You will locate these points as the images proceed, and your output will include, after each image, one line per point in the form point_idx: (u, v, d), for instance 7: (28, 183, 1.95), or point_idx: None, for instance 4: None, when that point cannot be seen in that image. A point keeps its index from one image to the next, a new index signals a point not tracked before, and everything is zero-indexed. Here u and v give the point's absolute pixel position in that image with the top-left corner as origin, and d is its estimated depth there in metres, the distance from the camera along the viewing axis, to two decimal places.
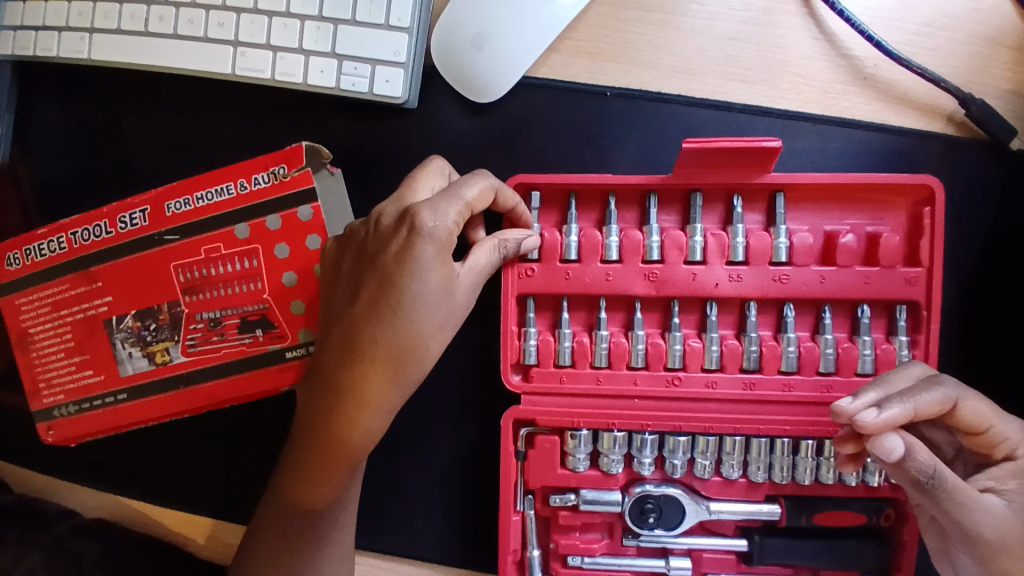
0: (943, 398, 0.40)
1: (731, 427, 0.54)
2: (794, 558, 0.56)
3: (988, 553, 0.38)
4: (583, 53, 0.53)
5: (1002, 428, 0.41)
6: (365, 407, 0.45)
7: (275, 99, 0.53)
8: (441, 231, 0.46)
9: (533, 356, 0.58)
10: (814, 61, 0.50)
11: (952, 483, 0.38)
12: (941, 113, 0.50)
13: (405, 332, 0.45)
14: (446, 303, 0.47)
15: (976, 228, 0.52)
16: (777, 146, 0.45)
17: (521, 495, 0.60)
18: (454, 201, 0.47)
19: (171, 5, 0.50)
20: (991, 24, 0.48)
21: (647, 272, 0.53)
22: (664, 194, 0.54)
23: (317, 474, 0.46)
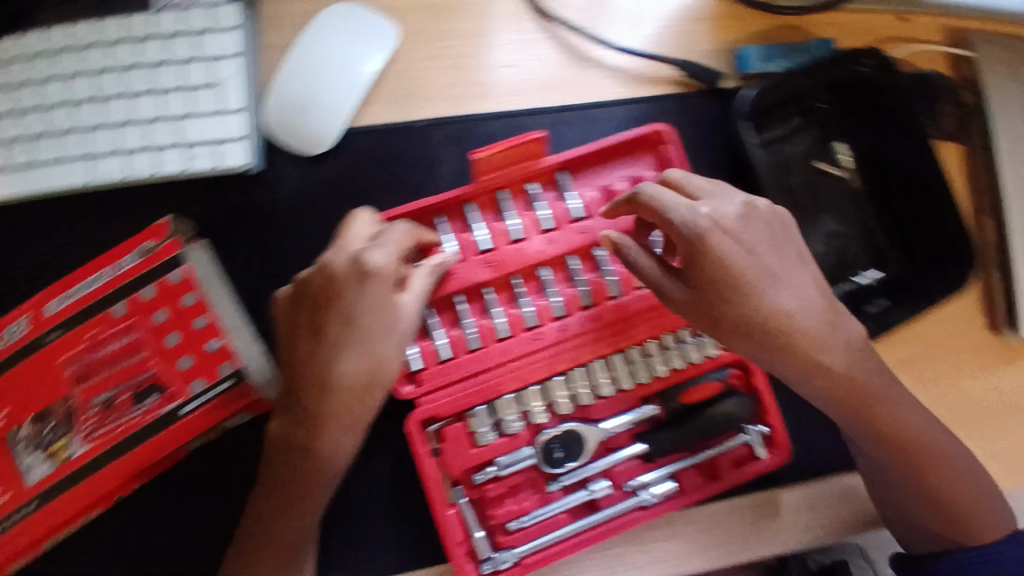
0: (632, 200, 0.57)
1: (591, 351, 0.64)
2: (682, 441, 0.64)
3: (700, 311, 0.56)
4: (391, 101, 0.68)
5: (681, 225, 0.55)
6: (343, 431, 0.52)
7: (150, 196, 0.65)
8: (388, 272, 0.51)
9: (418, 361, 0.62)
10: (565, 67, 0.71)
11: (639, 263, 0.58)
12: (668, 78, 0.72)
13: (368, 362, 0.51)
14: (401, 330, 0.52)
15: (721, 150, 0.72)
16: (539, 135, 0.62)
17: (450, 487, 0.61)
18: (390, 244, 0.52)
19: (24, 140, 0.62)
20: (675, 16, 0.72)
21: (485, 261, 0.64)
22: (478, 200, 0.66)
23: (298, 499, 0.52)
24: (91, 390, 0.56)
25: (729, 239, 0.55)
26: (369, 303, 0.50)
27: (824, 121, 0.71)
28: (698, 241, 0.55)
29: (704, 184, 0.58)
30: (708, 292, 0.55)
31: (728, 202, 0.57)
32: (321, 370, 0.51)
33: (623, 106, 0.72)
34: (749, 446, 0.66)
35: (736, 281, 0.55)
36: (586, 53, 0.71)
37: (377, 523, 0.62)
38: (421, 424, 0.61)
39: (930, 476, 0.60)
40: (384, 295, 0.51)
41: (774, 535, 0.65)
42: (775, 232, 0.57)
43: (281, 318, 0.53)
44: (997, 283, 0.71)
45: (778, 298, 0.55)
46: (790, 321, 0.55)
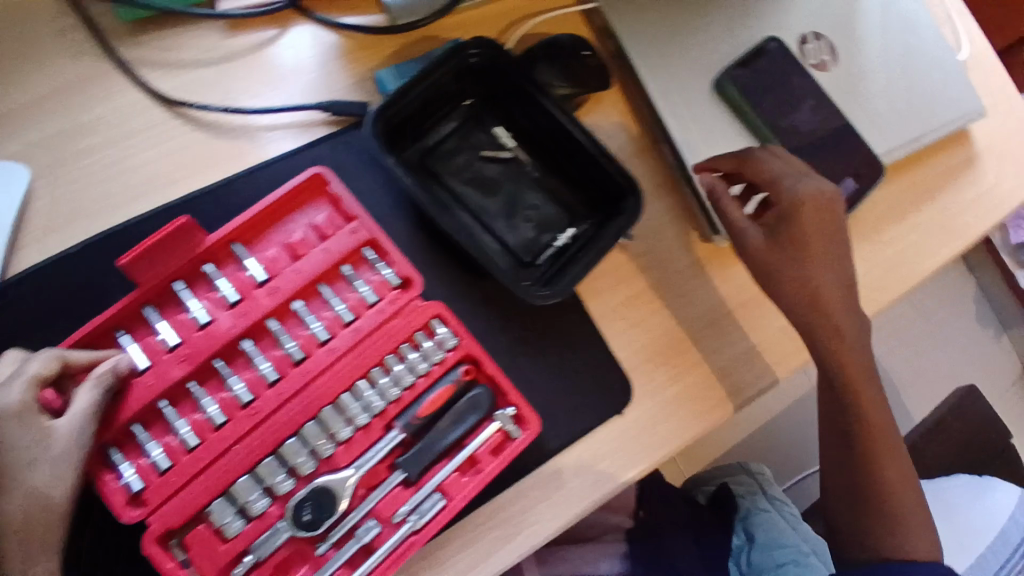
0: (733, 159, 0.75)
1: (311, 404, 0.64)
2: (433, 452, 0.66)
3: (744, 251, 0.75)
4: (45, 235, 0.67)
5: (790, 182, 0.74)
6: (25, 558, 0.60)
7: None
8: (12, 407, 0.59)
9: (139, 481, 0.63)
10: (215, 144, 0.72)
11: (721, 199, 0.75)
12: (321, 121, 0.74)
13: (24, 493, 0.59)
14: (49, 454, 0.58)
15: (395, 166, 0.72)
16: (181, 222, 0.64)
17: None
18: (20, 380, 0.59)
19: None
20: (309, 61, 0.75)
21: (176, 358, 0.64)
22: (159, 300, 0.67)
23: None
24: None
25: (778, 166, 0.74)
26: (6, 441, 0.59)
27: (477, 115, 0.76)
28: (794, 204, 0.74)
29: (782, 164, 0.75)
30: (783, 242, 0.75)
31: (795, 176, 0.74)
32: None
33: (286, 160, 0.72)
34: (503, 432, 0.68)
35: (807, 251, 0.75)
36: (230, 123, 0.72)
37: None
38: (161, 540, 0.62)
39: (885, 469, 0.81)
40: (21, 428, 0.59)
41: (551, 504, 0.71)
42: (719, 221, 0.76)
43: None
44: (688, 197, 0.80)
45: (820, 267, 0.75)
46: (787, 270, 0.75)
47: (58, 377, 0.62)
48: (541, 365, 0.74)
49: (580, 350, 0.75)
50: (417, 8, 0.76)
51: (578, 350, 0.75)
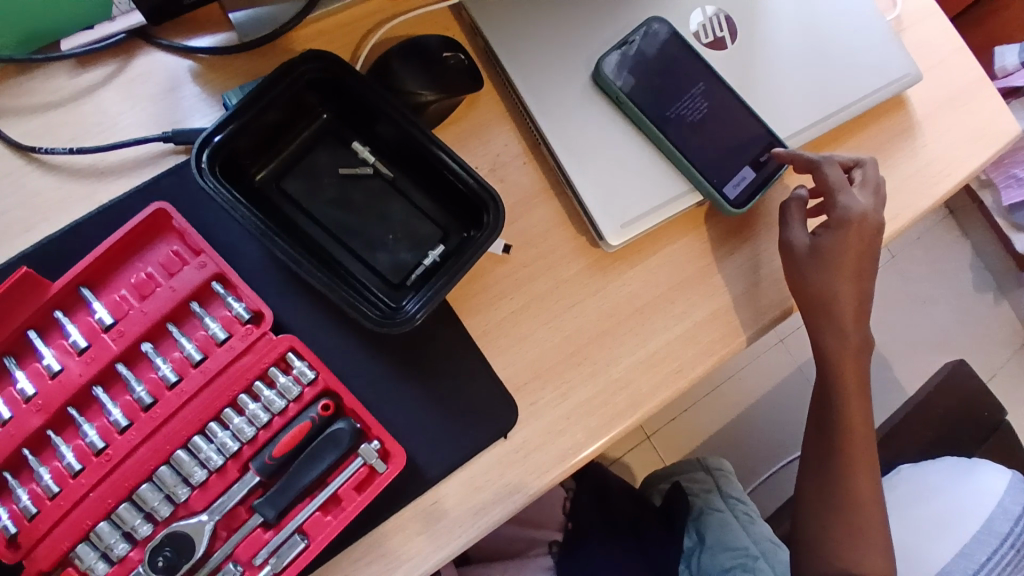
0: (811, 163, 0.76)
1: (165, 448, 0.63)
2: (291, 493, 0.62)
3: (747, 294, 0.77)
4: None
5: (845, 200, 0.75)
6: None
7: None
8: None
9: (11, 526, 0.61)
10: (66, 185, 0.71)
11: (809, 161, 0.76)
12: (170, 151, 0.73)
13: None
14: None
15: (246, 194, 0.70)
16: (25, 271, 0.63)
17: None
18: None
19: None
20: (154, 91, 0.74)
21: (30, 408, 0.63)
22: (15, 348, 0.65)
23: None
24: None
25: (835, 180, 0.76)
26: None
27: (334, 131, 0.73)
28: (851, 215, 0.75)
29: (840, 178, 0.76)
30: (828, 248, 0.75)
31: (867, 194, 0.76)
32: None
33: (143, 191, 0.71)
34: (369, 467, 0.64)
35: (857, 237, 0.75)
36: (78, 163, 0.72)
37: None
38: None
39: (860, 474, 0.79)
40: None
41: (430, 536, 0.67)
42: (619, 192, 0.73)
43: None
44: (565, 197, 0.76)
45: (847, 282, 0.75)
46: (831, 246, 0.75)
47: None
48: (418, 392, 0.69)
49: (459, 370, 0.70)
50: (263, 23, 0.75)
51: (457, 370, 0.70)
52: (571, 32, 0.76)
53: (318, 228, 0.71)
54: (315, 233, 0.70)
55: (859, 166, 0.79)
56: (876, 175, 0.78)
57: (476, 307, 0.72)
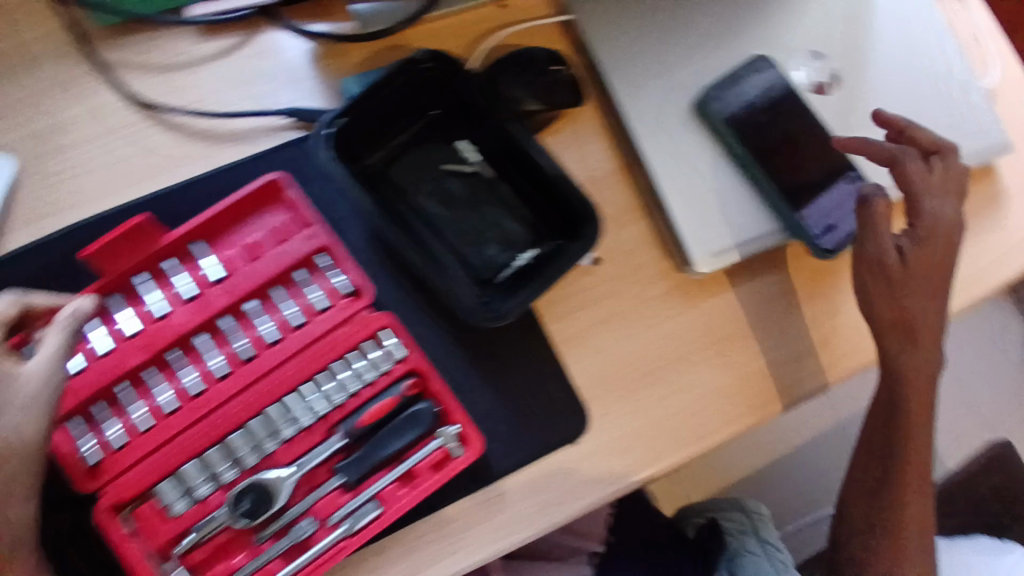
0: (889, 151, 0.75)
1: (257, 401, 0.66)
2: (372, 459, 0.66)
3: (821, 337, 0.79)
4: (33, 219, 0.72)
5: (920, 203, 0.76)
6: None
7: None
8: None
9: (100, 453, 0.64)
10: (186, 144, 0.74)
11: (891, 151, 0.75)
12: (287, 126, 0.76)
13: None
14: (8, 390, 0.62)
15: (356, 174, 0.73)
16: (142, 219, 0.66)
17: (155, 566, 0.64)
18: None
19: None
20: (274, 68, 0.76)
21: (132, 346, 0.66)
22: (122, 288, 0.69)
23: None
24: None
25: (918, 184, 0.76)
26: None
27: (442, 126, 0.77)
28: (930, 223, 0.76)
29: (920, 172, 0.76)
30: (911, 264, 0.75)
31: (945, 192, 0.76)
32: None
33: (258, 161, 0.75)
34: (447, 449, 0.67)
35: (939, 256, 0.76)
36: (200, 127, 0.75)
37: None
38: (112, 512, 0.64)
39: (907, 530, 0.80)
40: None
41: (489, 527, 0.69)
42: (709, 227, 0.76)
43: None
44: (659, 219, 0.78)
45: (923, 305, 0.76)
46: (911, 255, 0.75)
47: (19, 320, 0.66)
48: (494, 387, 0.71)
49: (535, 372, 0.72)
50: (384, 14, 0.77)
51: (533, 371, 0.72)
52: (679, 64, 0.79)
53: (420, 217, 0.74)
54: (416, 221, 0.73)
55: (939, 153, 0.78)
56: (957, 165, 0.77)
57: (560, 312, 0.74)
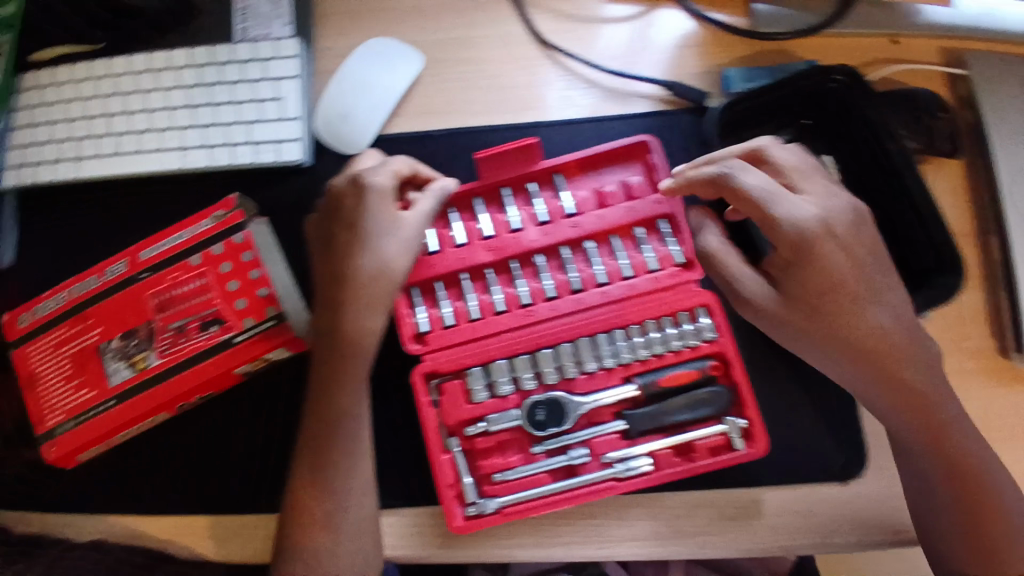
0: None
1: (576, 330, 0.72)
2: (660, 419, 0.70)
3: None
4: (420, 112, 0.80)
5: None
6: (363, 319, 0.65)
7: (208, 186, 0.78)
8: (382, 183, 0.66)
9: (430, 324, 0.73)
10: (567, 87, 0.80)
11: None
12: (661, 97, 0.80)
13: (375, 263, 0.65)
14: (401, 234, 0.66)
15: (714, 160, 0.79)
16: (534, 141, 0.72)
17: (445, 436, 0.71)
18: (386, 168, 0.68)
19: (114, 136, 0.77)
20: (668, 43, 0.81)
21: (486, 245, 0.74)
22: (486, 195, 0.77)
23: (340, 382, 0.66)
24: (168, 317, 0.69)
25: None
26: (375, 208, 0.65)
27: (809, 136, 0.78)
28: None
29: None
30: None
31: None
32: (341, 266, 0.65)
33: (625, 121, 0.80)
34: (727, 437, 0.71)
35: None
36: (588, 76, 0.81)
37: (385, 473, 0.73)
38: (423, 379, 0.71)
39: None
40: (388, 207, 0.66)
41: (738, 525, 0.70)
42: (842, 221, 0.63)
43: (312, 247, 0.69)
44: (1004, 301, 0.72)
45: None
46: None
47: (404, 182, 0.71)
48: (778, 396, 0.74)
49: (822, 399, 0.73)
50: (782, 20, 0.80)
51: (820, 397, 0.73)
52: None
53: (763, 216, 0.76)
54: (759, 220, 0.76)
55: None
56: None
57: None
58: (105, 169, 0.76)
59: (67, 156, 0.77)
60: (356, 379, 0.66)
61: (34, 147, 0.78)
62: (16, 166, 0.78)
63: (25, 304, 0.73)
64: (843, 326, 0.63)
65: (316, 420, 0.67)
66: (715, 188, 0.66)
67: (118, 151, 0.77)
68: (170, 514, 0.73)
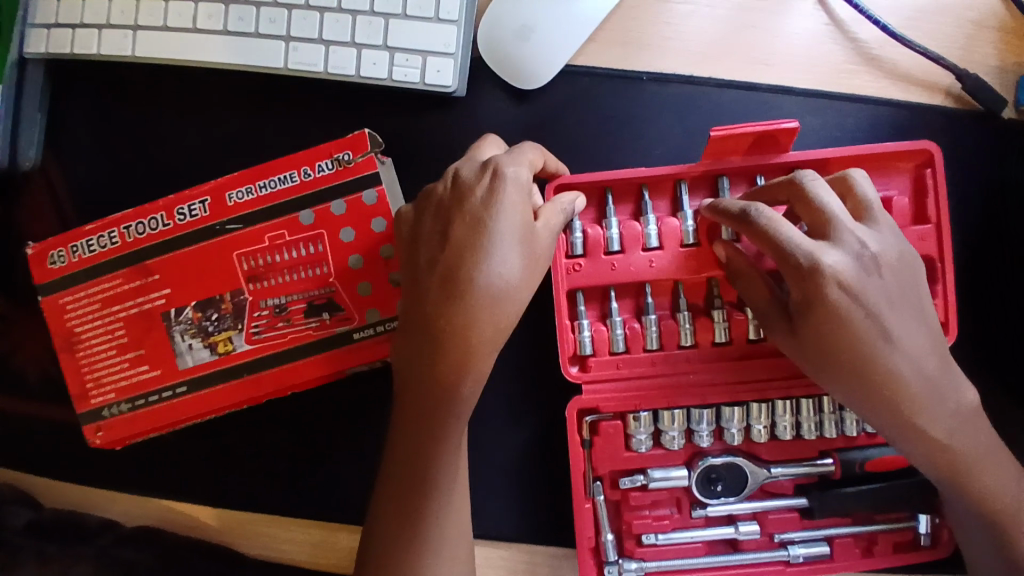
0: None
1: (784, 388, 0.56)
2: (854, 508, 0.57)
3: None
4: (617, 43, 0.59)
5: None
6: (472, 359, 0.45)
7: (318, 97, 0.59)
8: (522, 177, 0.46)
9: (594, 347, 0.56)
10: (825, 45, 0.59)
11: None
12: (940, 88, 0.60)
13: (498, 281, 0.45)
14: (533, 249, 0.46)
15: (978, 187, 0.61)
16: (795, 126, 0.51)
17: (590, 481, 0.57)
18: (521, 158, 0.48)
19: (189, 1, 0.55)
20: (977, 9, 0.58)
21: (687, 256, 0.56)
22: (692, 182, 0.57)
23: (427, 433, 0.46)
24: (263, 292, 0.52)
25: None
26: (507, 207, 0.45)
27: None
28: None
29: None
30: None
31: None
32: (450, 279, 0.45)
33: (877, 106, 0.60)
34: (913, 533, 0.59)
35: None
36: (856, 32, 0.59)
37: (503, 496, 0.59)
38: (577, 412, 0.56)
39: None
40: (526, 214, 0.46)
41: None
42: (876, 289, 0.46)
43: (401, 238, 0.48)
44: None
45: None
46: None
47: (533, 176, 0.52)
48: None
49: None
50: None
51: None
52: None
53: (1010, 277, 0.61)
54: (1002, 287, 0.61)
55: None
56: None
57: None
58: (174, 52, 0.55)
59: (117, 22, 0.56)
60: (452, 434, 0.46)
61: (69, 1, 0.56)
62: (45, 27, 0.56)
63: (58, 235, 0.54)
64: (886, 401, 0.47)
65: (386, 473, 0.48)
66: (758, 241, 0.48)
67: (192, 27, 0.55)
68: (227, 505, 0.59)
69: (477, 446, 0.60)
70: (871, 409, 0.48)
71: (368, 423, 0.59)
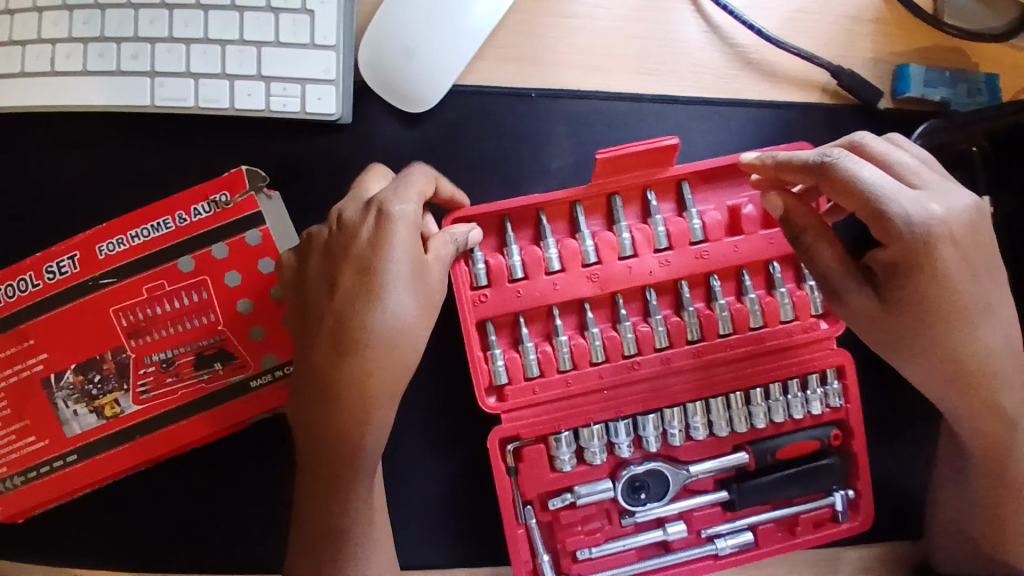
0: None
1: (696, 390, 0.57)
2: (771, 495, 0.59)
3: None
4: (506, 60, 0.58)
5: None
6: (373, 404, 0.44)
7: (199, 134, 0.56)
8: (410, 211, 0.45)
9: (505, 374, 0.56)
10: (706, 51, 0.60)
11: None
12: (817, 84, 0.62)
13: (391, 322, 0.44)
14: (426, 285, 0.45)
15: None
16: (674, 142, 0.52)
17: (520, 506, 0.57)
18: (411, 186, 0.47)
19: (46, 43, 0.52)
20: (844, 8, 0.61)
21: (589, 274, 0.56)
22: (588, 203, 0.58)
23: (334, 484, 0.44)
24: (146, 347, 0.49)
25: None
26: (398, 245, 0.44)
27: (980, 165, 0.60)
28: None
29: None
30: None
31: None
32: (346, 325, 0.43)
33: (759, 108, 0.62)
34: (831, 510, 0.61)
35: None
36: (733, 38, 0.60)
37: (430, 521, 0.58)
38: (499, 441, 0.56)
39: None
40: (417, 249, 0.45)
41: None
42: (987, 246, 0.46)
43: (291, 288, 0.47)
44: None
45: None
46: None
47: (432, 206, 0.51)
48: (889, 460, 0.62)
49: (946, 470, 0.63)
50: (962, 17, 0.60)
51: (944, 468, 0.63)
52: None
53: None
54: None
55: None
56: None
57: None
58: (34, 97, 0.52)
59: None
60: (360, 482, 0.44)
61: None
62: None
63: None
64: (951, 357, 0.47)
65: (298, 528, 0.46)
66: (845, 197, 0.46)
67: (50, 70, 0.52)
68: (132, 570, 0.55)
69: (398, 476, 0.58)
70: (932, 364, 0.48)
71: (282, 464, 0.56)
